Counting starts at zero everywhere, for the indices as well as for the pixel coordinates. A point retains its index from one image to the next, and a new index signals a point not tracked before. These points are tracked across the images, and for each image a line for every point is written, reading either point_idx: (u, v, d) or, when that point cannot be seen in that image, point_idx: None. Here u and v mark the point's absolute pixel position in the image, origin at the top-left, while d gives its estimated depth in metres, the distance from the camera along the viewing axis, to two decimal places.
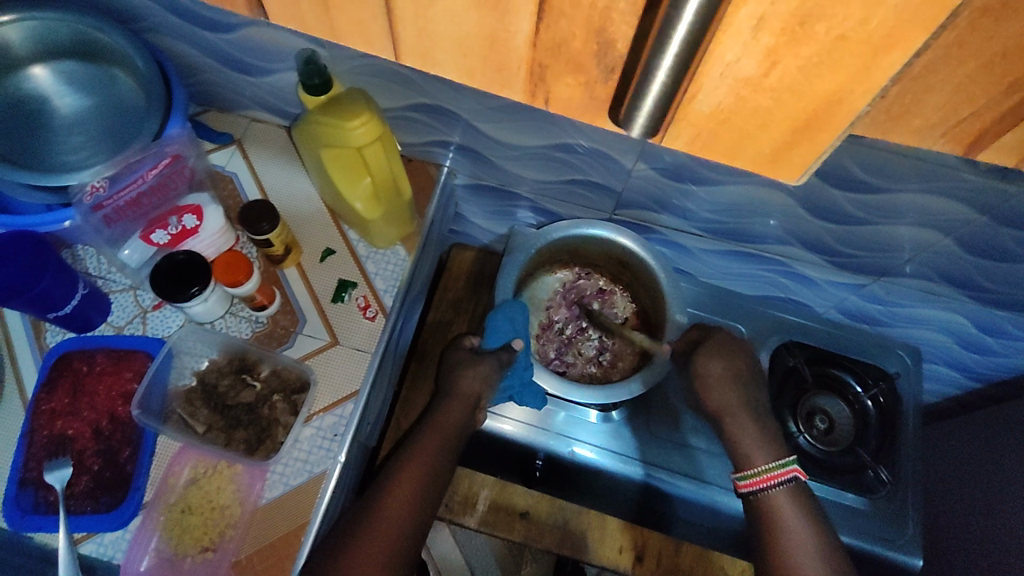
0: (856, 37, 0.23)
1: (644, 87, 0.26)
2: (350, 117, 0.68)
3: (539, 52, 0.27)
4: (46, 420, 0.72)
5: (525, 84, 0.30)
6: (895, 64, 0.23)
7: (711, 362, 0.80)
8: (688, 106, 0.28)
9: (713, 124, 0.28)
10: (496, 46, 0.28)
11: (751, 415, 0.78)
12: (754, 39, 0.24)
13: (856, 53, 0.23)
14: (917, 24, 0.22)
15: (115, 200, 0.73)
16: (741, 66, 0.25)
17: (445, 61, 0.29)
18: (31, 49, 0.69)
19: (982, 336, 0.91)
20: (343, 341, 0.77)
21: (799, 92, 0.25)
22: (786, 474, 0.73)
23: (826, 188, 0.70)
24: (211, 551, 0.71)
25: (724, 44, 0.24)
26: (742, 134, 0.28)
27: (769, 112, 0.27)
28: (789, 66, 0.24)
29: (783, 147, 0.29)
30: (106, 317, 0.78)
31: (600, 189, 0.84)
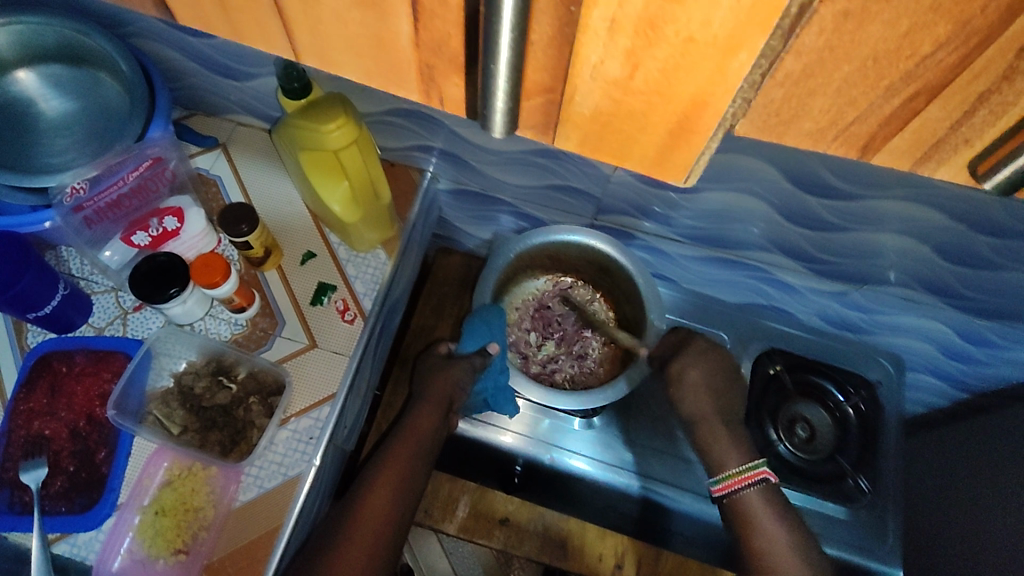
0: (703, 38, 0.18)
1: (490, 83, 0.21)
2: (326, 120, 0.69)
3: (424, 52, 0.22)
4: (23, 420, 0.73)
5: (420, 85, 0.24)
6: (745, 68, 0.18)
7: (690, 368, 0.80)
8: (566, 109, 0.22)
9: (596, 127, 0.22)
10: (384, 47, 0.22)
11: (724, 422, 0.78)
12: (611, 40, 0.19)
13: (710, 58, 0.18)
14: (756, 23, 0.17)
15: (95, 201, 0.73)
16: (607, 68, 0.20)
17: (346, 62, 0.23)
18: (17, 53, 0.68)
19: (967, 347, 0.90)
20: (321, 344, 0.78)
21: (666, 95, 0.20)
22: (757, 476, 0.73)
23: (802, 195, 0.70)
24: (184, 553, 0.71)
25: (582, 45, 0.19)
26: (624, 139, 0.23)
27: (645, 116, 0.21)
28: (653, 69, 0.19)
29: (663, 151, 0.23)
30: (88, 317, 0.78)
31: (580, 195, 0.84)
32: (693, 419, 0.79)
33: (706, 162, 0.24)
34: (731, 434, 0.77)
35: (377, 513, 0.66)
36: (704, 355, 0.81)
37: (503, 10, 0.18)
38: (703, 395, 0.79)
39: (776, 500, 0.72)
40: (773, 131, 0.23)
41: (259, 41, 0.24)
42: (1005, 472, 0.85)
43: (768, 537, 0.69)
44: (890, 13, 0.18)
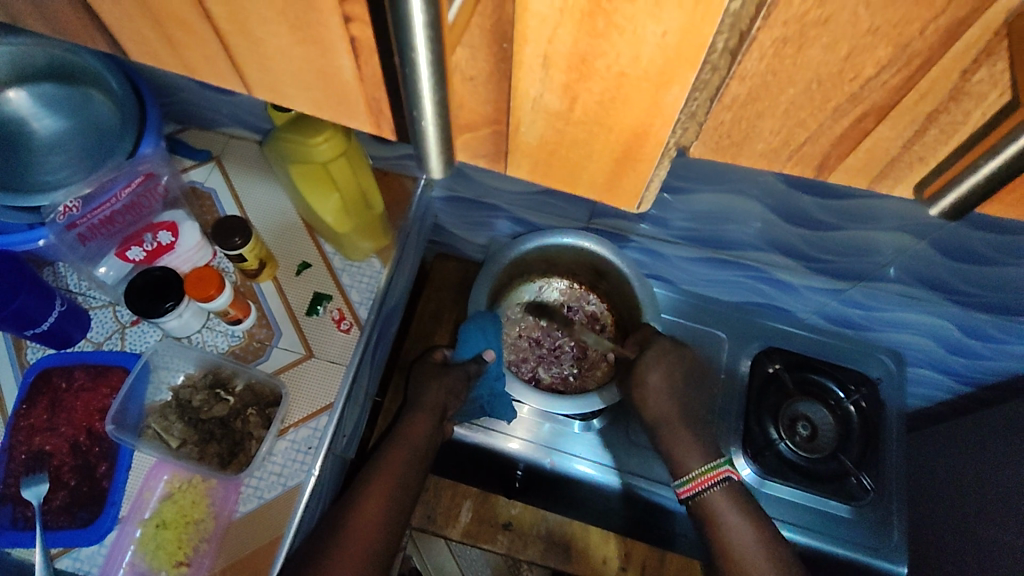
0: (634, 73, 0.19)
1: (415, 129, 0.22)
2: (315, 134, 0.69)
3: (369, 85, 0.23)
4: (25, 436, 0.73)
5: (370, 115, 0.25)
6: (678, 100, 0.20)
7: (653, 371, 0.79)
8: (513, 136, 0.24)
9: (543, 153, 0.24)
10: (329, 80, 0.23)
11: (685, 424, 0.78)
12: (548, 76, 0.20)
13: (641, 90, 0.20)
14: (683, 61, 0.19)
15: (89, 219, 0.74)
16: (546, 100, 0.21)
17: (295, 94, 0.24)
18: (6, 74, 0.68)
19: (968, 341, 0.89)
20: (318, 355, 0.78)
21: (605, 124, 0.22)
22: (720, 475, 0.73)
23: (793, 195, 0.70)
24: (185, 565, 0.71)
25: (523, 80, 0.21)
26: (571, 164, 0.24)
27: (589, 143, 0.23)
28: (589, 101, 0.21)
29: (611, 174, 0.25)
30: (86, 333, 0.79)
31: (573, 199, 0.84)
32: (655, 423, 0.78)
33: (656, 191, 0.26)
34: (694, 438, 0.77)
35: (371, 519, 0.67)
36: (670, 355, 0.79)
37: (418, 66, 0.18)
38: (666, 399, 0.78)
39: (739, 498, 0.72)
40: (724, 150, 0.26)
41: (207, 73, 0.25)
42: (1007, 467, 0.85)
43: (734, 532, 0.69)
44: (828, 37, 0.20)
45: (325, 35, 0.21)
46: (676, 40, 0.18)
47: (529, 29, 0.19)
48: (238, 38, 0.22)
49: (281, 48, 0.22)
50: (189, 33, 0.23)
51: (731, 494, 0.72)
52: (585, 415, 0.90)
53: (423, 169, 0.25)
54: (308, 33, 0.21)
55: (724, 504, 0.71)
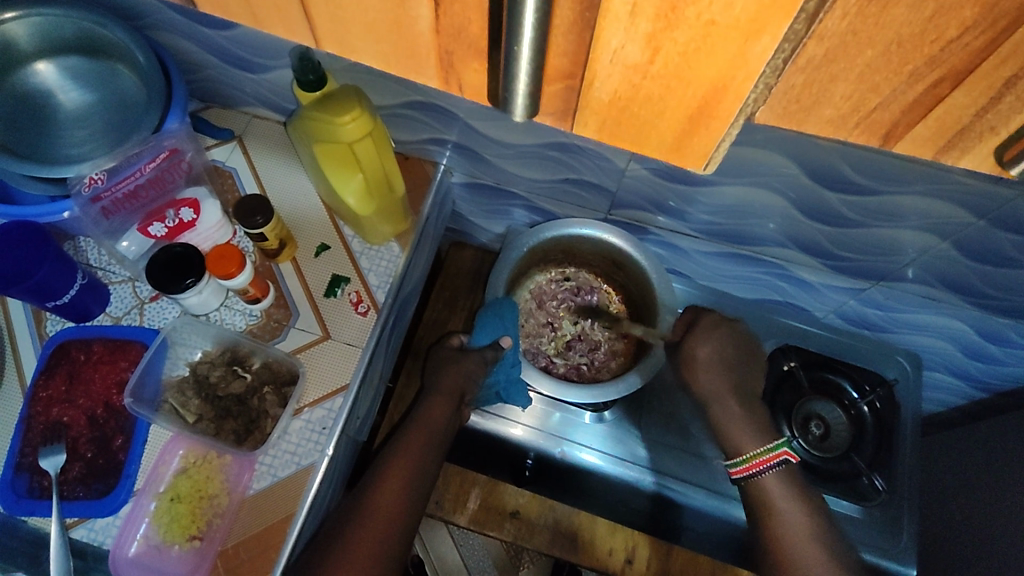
0: (725, 22, 0.18)
1: (511, 72, 0.21)
2: (342, 113, 0.70)
3: (444, 38, 0.22)
4: (43, 407, 0.74)
5: (440, 73, 0.24)
6: (768, 52, 0.19)
7: (702, 344, 0.75)
8: (584, 94, 0.23)
9: (613, 113, 0.23)
10: (402, 33, 0.23)
11: (737, 397, 0.73)
12: (633, 24, 0.19)
13: (728, 41, 0.19)
14: (778, 7, 0.18)
15: (113, 192, 0.74)
16: (626, 53, 0.20)
17: (364, 48, 0.24)
18: (37, 45, 0.70)
19: (986, 345, 0.89)
20: (335, 336, 0.78)
21: (686, 79, 0.21)
22: (777, 457, 0.70)
23: (820, 190, 0.70)
24: (199, 539, 0.72)
25: (606, 31, 0.20)
26: (643, 124, 0.23)
27: (664, 100, 0.22)
28: (672, 53, 0.20)
29: (682, 135, 0.23)
30: (105, 307, 0.79)
31: (594, 189, 0.84)
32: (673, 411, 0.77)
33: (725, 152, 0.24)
34: (745, 413, 0.73)
35: (393, 501, 0.67)
36: (718, 330, 0.76)
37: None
38: (716, 371, 0.74)
39: (794, 481, 0.70)
40: (793, 118, 0.29)
41: (278, 28, 0.25)
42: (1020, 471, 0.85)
43: (789, 521, 0.67)
44: None
45: None
46: None
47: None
48: None
49: None
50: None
51: (787, 477, 0.70)
52: (597, 406, 0.90)
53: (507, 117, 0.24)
54: None
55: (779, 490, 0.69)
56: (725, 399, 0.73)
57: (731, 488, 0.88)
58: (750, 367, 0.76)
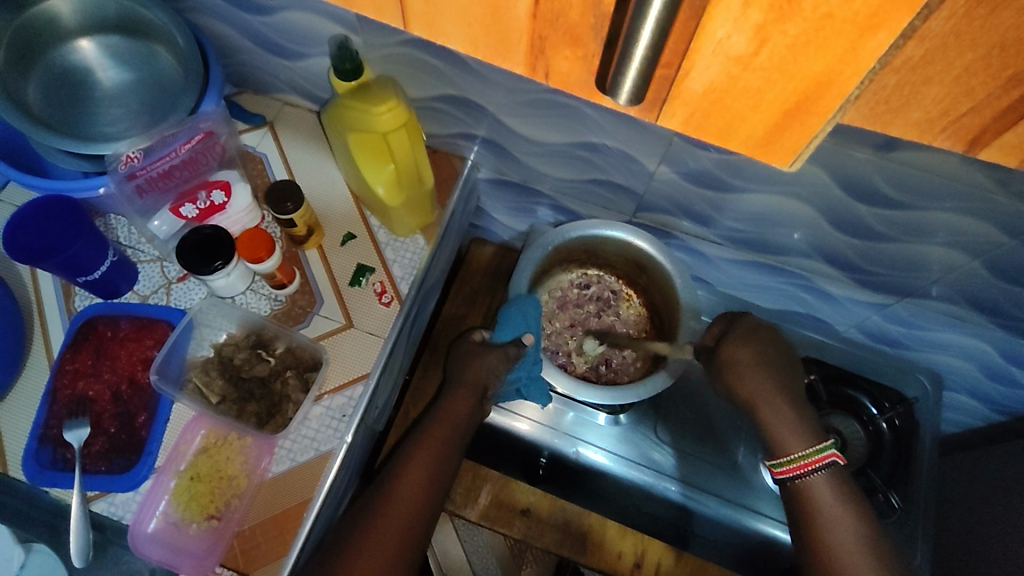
0: (842, 15, 0.19)
1: (624, 63, 0.22)
2: (378, 103, 0.70)
3: (539, 23, 0.23)
4: (69, 380, 0.75)
5: (527, 58, 0.25)
6: (881, 49, 0.20)
7: (740, 347, 0.75)
8: (679, 85, 0.24)
9: (705, 106, 0.24)
10: (497, 15, 0.24)
11: (786, 398, 0.72)
12: (744, 15, 0.20)
13: (842, 33, 0.20)
14: (901, 2, 0.18)
15: (149, 171, 0.75)
16: (731, 44, 0.21)
17: (453, 31, 0.25)
18: (79, 23, 0.71)
19: (1009, 367, 0.88)
20: (357, 325, 0.79)
21: (790, 72, 0.21)
22: (824, 460, 0.67)
23: (851, 202, 0.70)
24: (216, 519, 0.72)
25: (715, 20, 0.21)
26: (734, 117, 0.24)
27: (761, 93, 0.23)
28: (779, 45, 0.21)
29: (772, 130, 0.24)
30: (133, 285, 0.80)
31: (622, 190, 0.84)
32: None
33: (813, 150, 0.25)
34: (795, 414, 0.71)
35: (413, 489, 0.68)
36: (756, 335, 0.76)
37: None
38: (757, 371, 0.73)
39: (845, 487, 0.66)
40: None
41: (367, 9, 0.26)
42: None
43: (832, 522, 0.64)
44: None
45: None
46: None
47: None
48: None
49: None
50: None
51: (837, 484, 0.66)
52: (614, 408, 0.90)
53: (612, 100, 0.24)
54: None
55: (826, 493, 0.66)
56: (768, 400, 0.72)
57: (746, 498, 0.87)
58: (795, 371, 0.75)
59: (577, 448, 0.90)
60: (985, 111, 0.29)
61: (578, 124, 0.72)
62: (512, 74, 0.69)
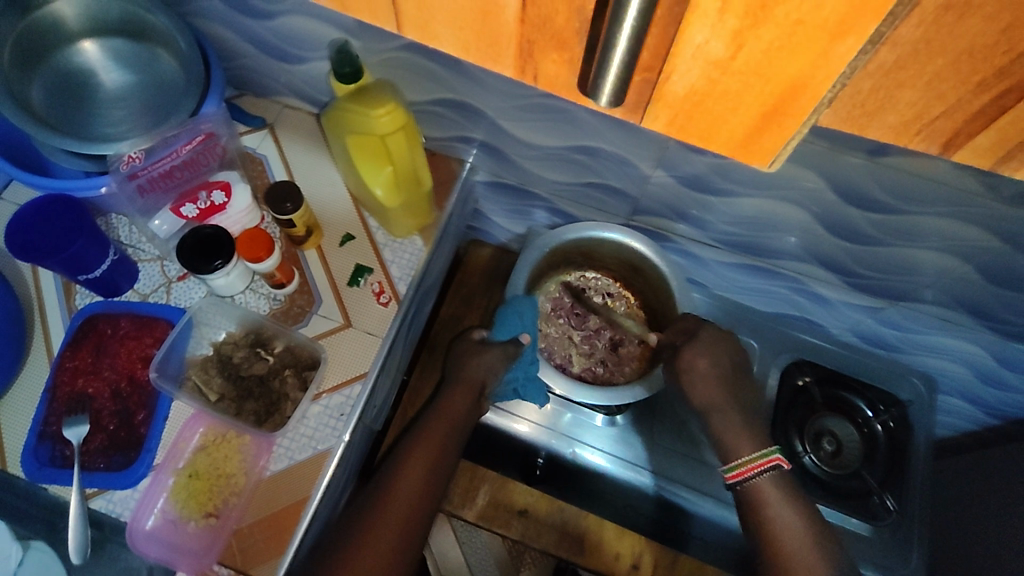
0: (813, 22, 0.20)
1: (605, 64, 0.22)
2: (376, 106, 0.71)
3: (527, 28, 0.24)
4: (69, 377, 0.75)
5: (517, 61, 0.26)
6: (851, 53, 0.20)
7: (699, 357, 0.77)
8: (661, 87, 0.24)
9: (687, 108, 0.25)
10: (487, 20, 0.24)
11: (738, 408, 0.76)
12: (720, 21, 0.21)
13: (814, 39, 0.20)
14: (867, 9, 0.19)
15: (150, 171, 0.76)
16: (709, 48, 0.22)
17: (444, 35, 0.26)
18: (83, 25, 0.72)
19: (1002, 371, 0.89)
20: (355, 325, 0.79)
21: (765, 75, 0.22)
22: (771, 463, 0.70)
23: (843, 206, 0.70)
24: (214, 517, 0.73)
25: (691, 26, 0.21)
26: (715, 120, 0.25)
27: (739, 96, 0.23)
28: (754, 50, 0.21)
29: (752, 132, 0.25)
30: (134, 283, 0.81)
31: (618, 194, 0.85)
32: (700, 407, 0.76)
33: (791, 151, 0.26)
34: (744, 422, 0.75)
35: (410, 487, 0.68)
36: (715, 345, 0.78)
37: None
38: (712, 382, 0.76)
39: (788, 488, 0.70)
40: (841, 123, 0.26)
41: (363, 14, 0.26)
42: None
43: (781, 522, 0.67)
44: None
45: None
46: None
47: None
48: None
49: None
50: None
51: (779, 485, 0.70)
52: (610, 409, 0.91)
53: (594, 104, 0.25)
54: None
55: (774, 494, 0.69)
56: (724, 411, 0.75)
57: (741, 500, 0.87)
58: (745, 382, 0.79)
59: (574, 449, 0.91)
60: (956, 115, 0.30)
61: (573, 127, 0.72)
62: (507, 77, 0.69)
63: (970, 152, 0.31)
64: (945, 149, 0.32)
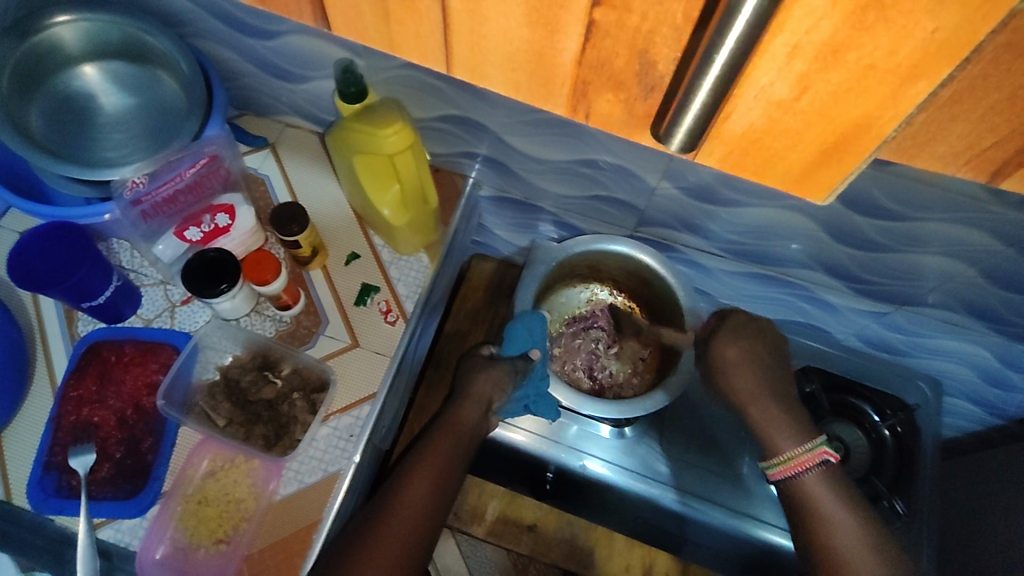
0: (883, 66, 0.23)
1: (685, 105, 0.27)
2: (384, 125, 0.71)
3: (583, 69, 0.28)
4: (73, 407, 0.74)
5: (568, 102, 0.30)
6: (921, 93, 0.24)
7: (729, 345, 0.74)
8: (721, 126, 0.28)
9: (744, 144, 0.29)
10: (543, 62, 0.28)
11: (775, 400, 0.71)
12: (788, 65, 0.24)
13: (884, 81, 0.24)
14: (942, 57, 0.23)
15: (153, 196, 0.76)
16: (772, 89, 0.26)
17: (495, 74, 0.30)
18: (83, 49, 0.72)
19: (1006, 372, 0.90)
20: (364, 344, 0.79)
21: (829, 116, 0.26)
22: (817, 457, 0.67)
23: (849, 214, 0.71)
24: (225, 543, 0.72)
25: (759, 70, 0.25)
26: (773, 154, 0.29)
27: (799, 133, 0.28)
28: (821, 91, 0.25)
29: (810, 168, 0.29)
30: (136, 309, 0.80)
31: (623, 206, 0.85)
32: None
33: (844, 186, 0.30)
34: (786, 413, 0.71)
35: (415, 504, 0.68)
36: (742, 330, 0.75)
37: (727, 38, 0.23)
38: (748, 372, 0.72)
39: (839, 483, 0.66)
40: (907, 151, 0.39)
41: (410, 52, 0.31)
42: None
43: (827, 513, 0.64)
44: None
45: (562, 20, 0.26)
46: (941, 37, 0.22)
47: (792, 19, 0.23)
48: (463, 18, 0.27)
49: (507, 32, 0.27)
50: (411, 13, 0.28)
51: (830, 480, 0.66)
52: (618, 421, 0.90)
53: (661, 146, 0.30)
54: (543, 18, 0.26)
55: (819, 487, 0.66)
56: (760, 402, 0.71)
57: (751, 508, 0.87)
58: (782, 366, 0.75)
59: (583, 461, 0.90)
60: (1005, 145, 0.36)
61: (579, 142, 0.73)
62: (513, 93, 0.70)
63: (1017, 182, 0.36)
64: (992, 178, 0.38)
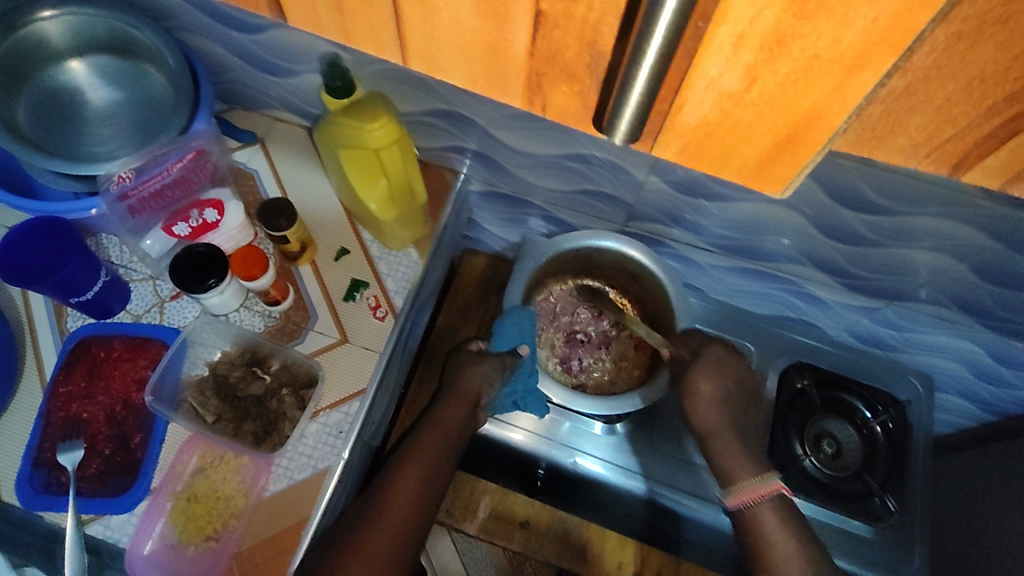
0: (828, 56, 0.23)
1: (626, 97, 0.27)
2: (370, 120, 0.71)
3: (536, 61, 0.28)
4: (62, 403, 0.74)
5: (524, 94, 0.30)
6: (868, 85, 0.24)
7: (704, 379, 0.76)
8: (672, 118, 0.28)
9: (699, 136, 0.29)
10: (496, 53, 0.28)
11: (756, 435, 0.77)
12: (734, 56, 0.24)
13: (831, 72, 0.24)
14: (885, 47, 0.23)
15: (140, 191, 0.75)
16: (722, 81, 0.26)
17: (451, 66, 0.30)
18: (69, 43, 0.71)
19: (997, 367, 0.90)
20: (352, 340, 0.79)
21: (779, 107, 0.26)
22: (771, 490, 0.71)
23: (838, 208, 0.71)
24: (213, 540, 0.72)
25: (707, 60, 0.25)
26: (728, 147, 0.29)
27: (752, 126, 0.27)
28: (768, 83, 0.25)
29: (766, 160, 0.29)
30: (126, 305, 0.80)
31: (611, 200, 0.85)
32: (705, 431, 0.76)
33: (801, 179, 0.30)
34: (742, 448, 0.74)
35: (404, 501, 0.68)
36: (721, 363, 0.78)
37: (658, 24, 0.23)
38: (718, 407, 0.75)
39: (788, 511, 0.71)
40: (867, 143, 0.40)
41: (366, 43, 0.31)
42: None
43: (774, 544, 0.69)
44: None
45: (511, 10, 0.26)
46: (882, 28, 0.22)
47: (734, 8, 0.23)
48: (414, 9, 0.27)
49: (459, 21, 0.27)
50: (364, 4, 0.28)
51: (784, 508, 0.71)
52: (610, 418, 0.90)
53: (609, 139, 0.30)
54: (492, 7, 0.26)
55: (769, 518, 0.70)
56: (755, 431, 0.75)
57: None
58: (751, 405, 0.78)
59: (574, 458, 0.90)
60: (966, 136, 0.36)
61: (567, 137, 0.72)
62: None
63: (979, 171, 0.37)
64: (955, 169, 0.38)
